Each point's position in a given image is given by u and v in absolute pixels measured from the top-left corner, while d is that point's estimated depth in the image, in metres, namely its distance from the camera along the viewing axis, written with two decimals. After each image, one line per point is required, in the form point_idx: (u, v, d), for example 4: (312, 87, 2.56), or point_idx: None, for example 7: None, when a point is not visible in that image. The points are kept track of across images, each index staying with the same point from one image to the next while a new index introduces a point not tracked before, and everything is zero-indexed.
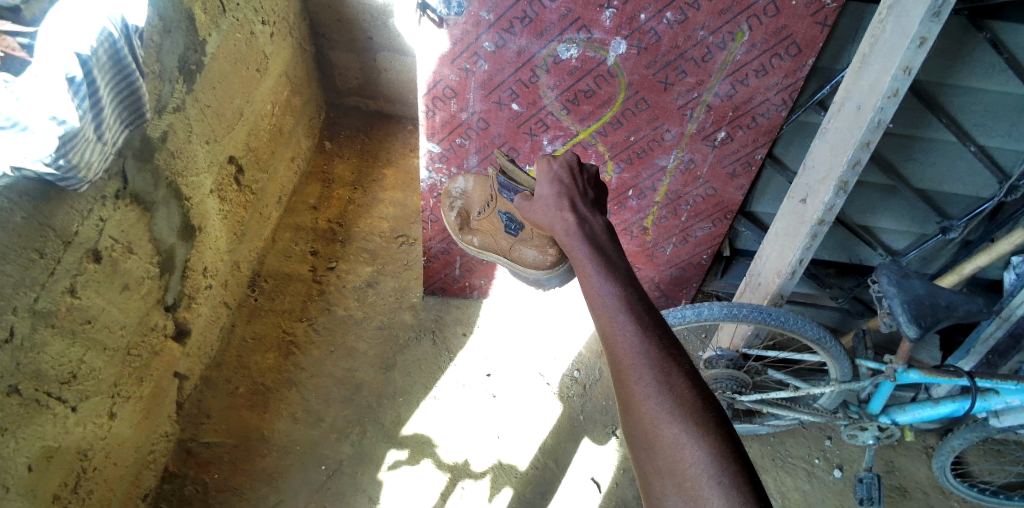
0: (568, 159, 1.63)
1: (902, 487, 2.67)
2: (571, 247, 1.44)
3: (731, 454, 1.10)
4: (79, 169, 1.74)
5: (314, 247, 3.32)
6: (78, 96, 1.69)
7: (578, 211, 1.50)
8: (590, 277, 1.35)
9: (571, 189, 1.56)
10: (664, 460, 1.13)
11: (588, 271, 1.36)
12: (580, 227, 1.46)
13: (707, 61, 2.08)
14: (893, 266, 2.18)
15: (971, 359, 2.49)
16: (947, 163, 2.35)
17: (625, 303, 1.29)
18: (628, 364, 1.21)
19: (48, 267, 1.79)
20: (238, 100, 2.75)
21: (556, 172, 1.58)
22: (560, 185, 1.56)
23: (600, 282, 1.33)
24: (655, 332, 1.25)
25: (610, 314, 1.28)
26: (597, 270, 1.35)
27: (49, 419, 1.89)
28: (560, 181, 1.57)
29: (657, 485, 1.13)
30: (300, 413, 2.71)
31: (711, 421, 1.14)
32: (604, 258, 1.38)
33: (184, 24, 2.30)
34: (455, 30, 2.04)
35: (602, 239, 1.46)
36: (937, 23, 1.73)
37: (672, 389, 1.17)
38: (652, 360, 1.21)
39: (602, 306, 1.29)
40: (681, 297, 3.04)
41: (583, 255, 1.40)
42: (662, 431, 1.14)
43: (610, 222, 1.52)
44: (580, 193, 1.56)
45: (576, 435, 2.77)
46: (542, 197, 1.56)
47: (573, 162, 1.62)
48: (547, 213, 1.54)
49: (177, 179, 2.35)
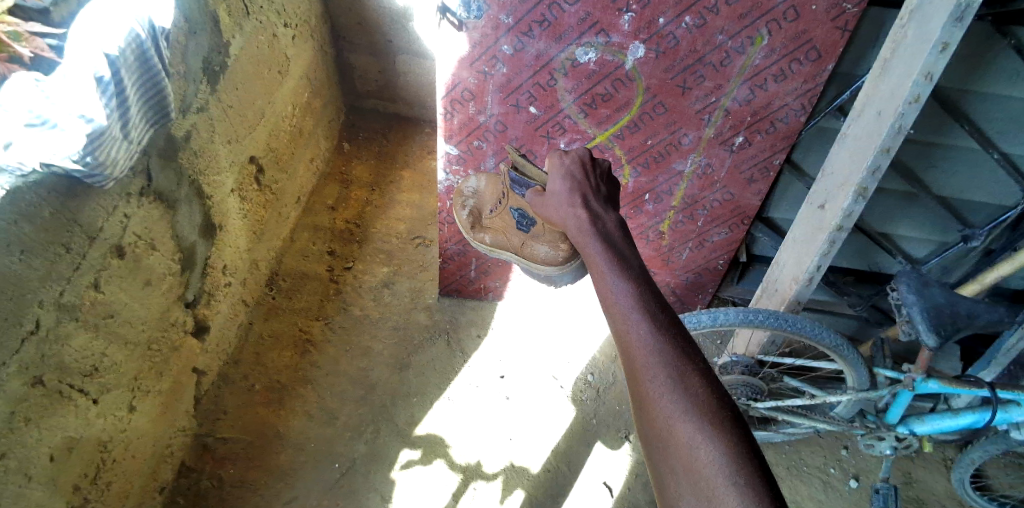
0: (580, 154, 1.63)
1: (920, 498, 2.64)
2: (584, 244, 1.44)
3: (746, 455, 1.10)
4: (105, 166, 1.78)
5: (332, 247, 3.36)
6: (105, 95, 1.73)
7: (591, 208, 1.50)
8: (604, 276, 1.35)
9: (583, 185, 1.56)
10: (679, 460, 1.13)
11: (602, 268, 1.37)
12: (593, 224, 1.46)
13: (726, 66, 2.08)
14: (913, 274, 2.15)
15: (992, 370, 2.43)
16: (970, 171, 2.33)
17: (638, 302, 1.28)
18: (641, 363, 1.21)
19: (73, 262, 1.83)
20: (260, 101, 2.79)
21: (568, 168, 1.59)
22: (572, 182, 1.56)
23: (614, 281, 1.32)
24: (668, 331, 1.25)
25: (623, 311, 1.28)
26: (611, 268, 1.36)
27: (72, 411, 1.92)
28: (573, 177, 1.57)
29: (671, 485, 1.13)
30: (315, 410, 2.74)
31: (726, 421, 1.14)
32: (617, 256, 1.39)
33: (209, 26, 2.34)
34: (475, 33, 2.06)
35: (614, 236, 1.46)
36: (959, 29, 1.72)
37: (687, 388, 1.18)
38: (666, 359, 1.20)
39: (615, 304, 1.29)
40: (696, 302, 3.03)
41: (596, 253, 1.41)
42: (677, 430, 1.14)
43: (623, 218, 1.51)
44: (592, 188, 1.56)
45: (589, 439, 2.77)
46: (556, 193, 1.56)
47: (584, 157, 1.63)
48: (559, 210, 1.54)
49: (199, 178, 2.40)
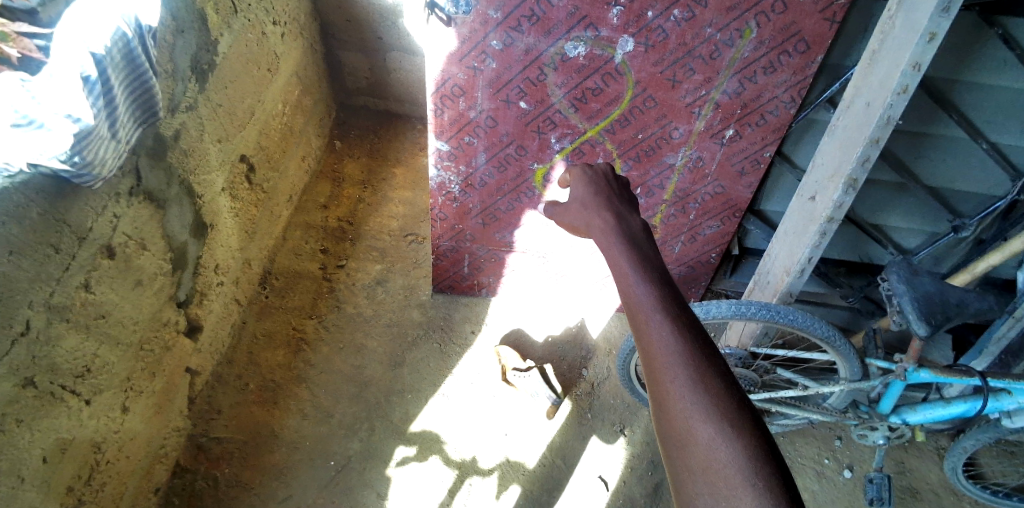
0: (603, 170, 1.72)
1: (913, 488, 2.65)
2: (607, 242, 1.47)
3: (765, 458, 1.09)
4: (93, 166, 1.77)
5: (324, 245, 3.35)
6: (92, 94, 1.71)
7: (615, 210, 1.55)
8: (627, 276, 1.36)
9: (608, 193, 1.63)
10: (696, 460, 1.12)
11: (625, 269, 1.37)
12: (617, 224, 1.50)
13: (716, 58, 2.08)
14: (903, 263, 2.16)
15: (983, 360, 2.45)
16: (959, 161, 2.34)
17: (662, 303, 1.29)
18: (662, 363, 1.22)
19: (62, 262, 1.82)
20: (249, 99, 2.78)
21: (591, 176, 1.67)
22: (595, 188, 1.63)
23: (637, 281, 1.34)
24: (691, 333, 1.25)
25: (646, 312, 1.29)
26: (634, 268, 1.37)
27: (64, 412, 1.92)
28: (595, 184, 1.65)
29: (688, 483, 1.12)
30: (310, 409, 2.74)
31: (746, 424, 1.14)
32: (640, 255, 1.41)
33: (196, 24, 2.33)
34: (463, 28, 2.05)
35: (638, 237, 1.49)
36: (946, 19, 1.72)
37: (707, 389, 1.18)
38: (688, 361, 1.21)
39: (639, 307, 1.30)
40: (690, 295, 3.04)
41: (618, 250, 1.43)
42: (697, 430, 1.14)
43: (647, 222, 1.54)
44: (617, 196, 1.62)
45: (584, 433, 2.77)
46: (580, 199, 1.63)
47: (607, 171, 1.71)
48: (583, 213, 1.59)
49: (189, 177, 2.39)
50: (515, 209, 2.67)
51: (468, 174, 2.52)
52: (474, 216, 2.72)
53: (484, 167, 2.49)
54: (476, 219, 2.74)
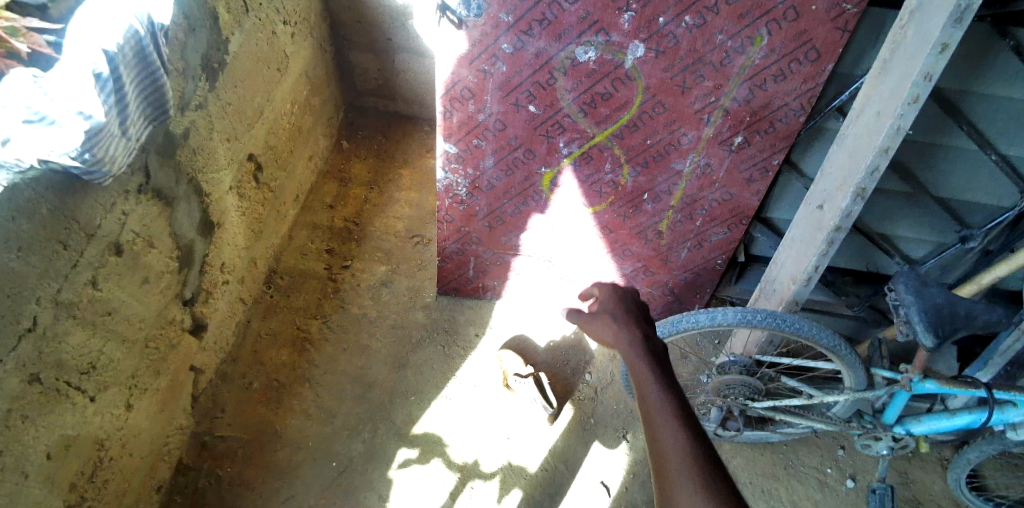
0: (630, 292, 1.79)
1: (916, 499, 2.65)
2: (630, 355, 1.52)
3: None
4: (104, 163, 1.77)
5: (329, 246, 3.35)
6: (103, 91, 1.72)
7: (641, 329, 1.60)
8: (648, 383, 1.41)
9: (634, 311, 1.69)
10: None
11: (646, 378, 1.43)
12: (643, 340, 1.55)
13: (726, 65, 2.08)
14: (911, 273, 2.16)
15: (989, 371, 2.43)
16: (968, 171, 2.33)
17: (676, 411, 1.33)
18: (673, 469, 1.25)
19: (71, 259, 1.83)
20: (259, 98, 2.78)
21: (618, 296, 1.73)
22: (620, 306, 1.70)
23: (657, 389, 1.39)
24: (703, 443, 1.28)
25: (659, 419, 1.33)
26: (654, 378, 1.42)
27: (68, 408, 1.92)
28: (621, 303, 1.71)
29: None
30: (313, 409, 2.73)
31: None
32: (662, 367, 1.46)
33: (208, 22, 2.34)
34: (475, 31, 2.05)
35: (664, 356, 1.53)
36: (959, 29, 1.72)
37: (715, 499, 1.19)
38: (699, 467, 1.24)
39: (654, 412, 1.34)
40: (695, 301, 3.03)
41: (639, 360, 1.49)
42: None
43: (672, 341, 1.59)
44: (642, 316, 1.68)
45: (587, 439, 2.77)
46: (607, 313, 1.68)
47: (633, 293, 1.78)
48: (609, 329, 1.64)
49: (198, 176, 2.39)
50: (522, 212, 2.67)
51: (476, 177, 2.53)
52: (481, 219, 2.72)
53: (492, 170, 2.49)
54: (482, 222, 2.74)
